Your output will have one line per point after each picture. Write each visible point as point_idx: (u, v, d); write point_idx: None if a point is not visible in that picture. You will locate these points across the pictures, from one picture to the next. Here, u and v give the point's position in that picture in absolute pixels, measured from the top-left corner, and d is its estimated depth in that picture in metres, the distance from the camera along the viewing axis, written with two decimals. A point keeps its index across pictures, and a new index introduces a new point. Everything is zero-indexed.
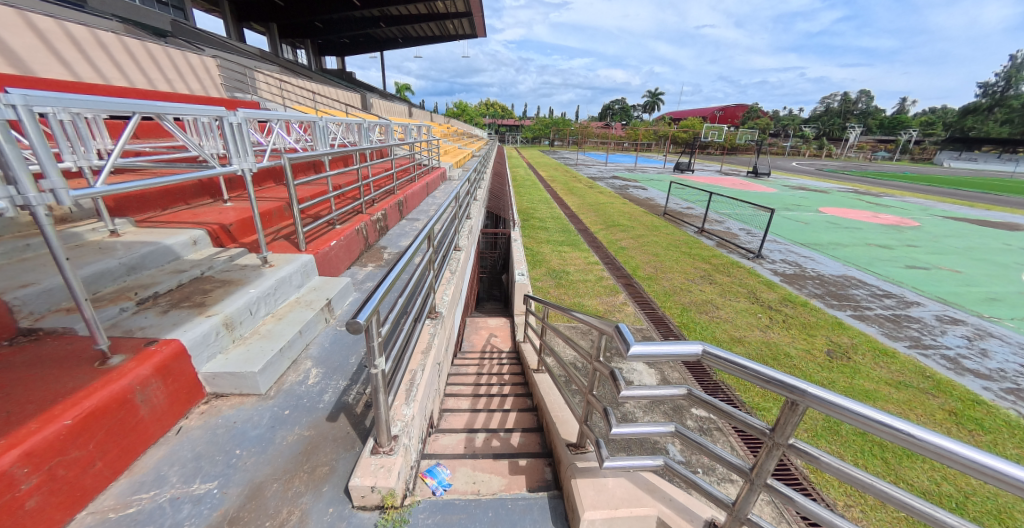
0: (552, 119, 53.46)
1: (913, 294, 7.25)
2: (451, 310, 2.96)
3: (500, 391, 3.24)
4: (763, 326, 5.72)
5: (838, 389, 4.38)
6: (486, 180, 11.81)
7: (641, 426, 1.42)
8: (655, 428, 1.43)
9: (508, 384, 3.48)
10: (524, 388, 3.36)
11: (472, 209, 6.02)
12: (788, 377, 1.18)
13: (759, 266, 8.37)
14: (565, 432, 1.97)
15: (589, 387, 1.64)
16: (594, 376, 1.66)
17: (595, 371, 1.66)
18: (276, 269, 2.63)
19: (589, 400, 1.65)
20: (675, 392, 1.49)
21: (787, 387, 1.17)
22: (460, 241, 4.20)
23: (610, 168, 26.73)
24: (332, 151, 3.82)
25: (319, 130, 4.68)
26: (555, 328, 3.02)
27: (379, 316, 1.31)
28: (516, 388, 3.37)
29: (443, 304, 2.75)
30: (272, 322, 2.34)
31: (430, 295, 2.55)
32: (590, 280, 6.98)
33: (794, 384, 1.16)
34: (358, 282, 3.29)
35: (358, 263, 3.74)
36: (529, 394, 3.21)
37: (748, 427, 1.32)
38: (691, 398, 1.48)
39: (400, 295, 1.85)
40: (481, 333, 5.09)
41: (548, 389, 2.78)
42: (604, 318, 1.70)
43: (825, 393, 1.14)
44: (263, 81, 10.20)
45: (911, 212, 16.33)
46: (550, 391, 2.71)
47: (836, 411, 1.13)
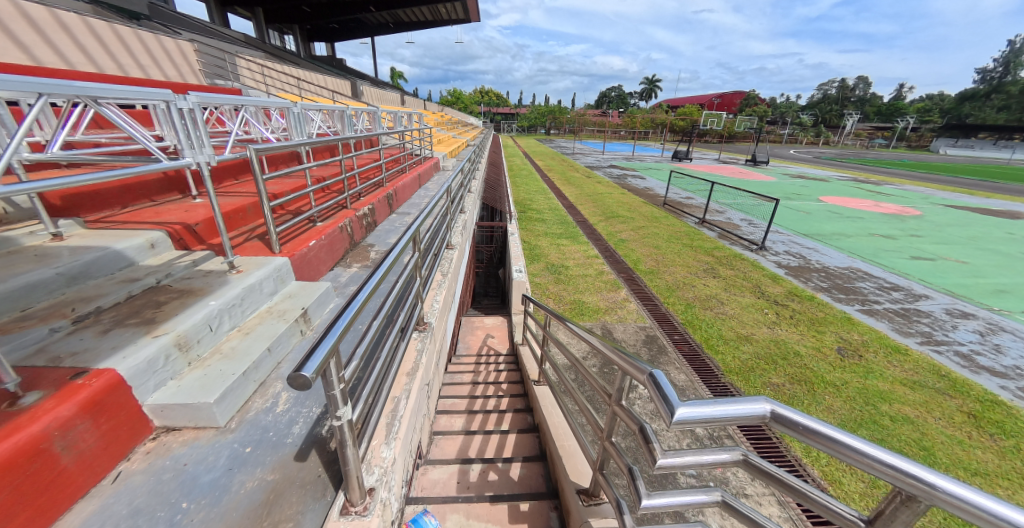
0: (548, 108, 52.86)
1: (921, 286, 7.08)
2: (443, 317, 2.70)
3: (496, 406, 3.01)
4: (769, 323, 5.50)
5: (851, 389, 4.18)
6: (482, 170, 11.47)
7: (679, 496, 1.18)
8: (693, 498, 1.20)
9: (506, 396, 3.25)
10: (524, 401, 3.13)
11: (467, 202, 5.71)
12: (903, 462, 0.91)
13: (762, 258, 8.15)
14: (580, 479, 1.77)
15: (608, 437, 1.48)
16: (614, 420, 1.47)
17: (615, 414, 1.48)
18: (244, 276, 2.35)
19: (607, 446, 1.48)
20: (726, 458, 1.15)
21: (903, 477, 0.89)
22: (454, 239, 3.91)
23: (607, 157, 26.34)
24: (314, 140, 3.51)
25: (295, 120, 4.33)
26: (559, 338, 2.77)
27: (341, 356, 1.05)
28: (514, 401, 3.14)
29: (433, 313, 2.48)
30: (237, 338, 2.06)
31: (417, 304, 2.28)
32: (590, 275, 6.74)
33: (913, 472, 0.89)
34: (341, 286, 3.00)
35: (342, 264, 3.45)
36: (529, 409, 2.97)
37: (832, 514, 1.05)
38: (746, 466, 1.16)
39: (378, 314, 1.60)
40: (477, 334, 4.84)
41: (552, 410, 2.52)
42: (627, 355, 1.47)
43: (958, 487, 0.86)
44: (245, 67, 9.74)
45: (912, 201, 16.19)
46: (554, 412, 2.46)
47: (981, 516, 0.85)
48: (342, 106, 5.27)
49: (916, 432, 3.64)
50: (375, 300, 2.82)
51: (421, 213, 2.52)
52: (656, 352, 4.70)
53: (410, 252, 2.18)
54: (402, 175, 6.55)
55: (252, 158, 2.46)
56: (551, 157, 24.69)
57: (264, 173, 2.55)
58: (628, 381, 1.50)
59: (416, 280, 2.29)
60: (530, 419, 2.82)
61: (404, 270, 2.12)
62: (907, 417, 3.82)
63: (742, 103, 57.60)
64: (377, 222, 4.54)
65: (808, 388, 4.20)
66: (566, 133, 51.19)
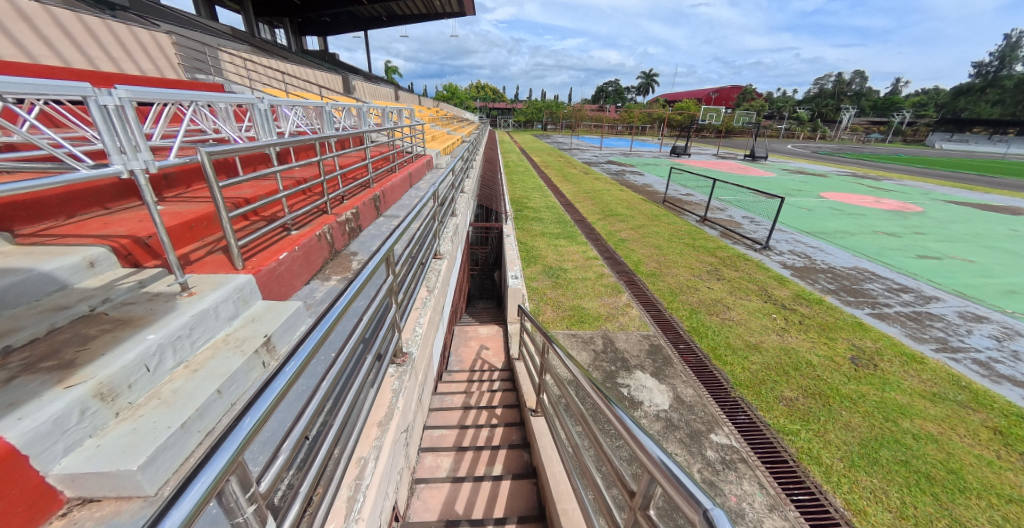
0: (545, 103, 52.34)
1: (931, 288, 6.84)
2: (428, 339, 2.41)
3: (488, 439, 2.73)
4: (778, 329, 5.24)
5: (869, 404, 3.93)
6: (478, 167, 11.12)
7: None
8: None
9: (500, 426, 2.97)
10: (519, 433, 2.90)
11: (459, 204, 5.39)
12: None
13: (766, 258, 7.90)
14: None
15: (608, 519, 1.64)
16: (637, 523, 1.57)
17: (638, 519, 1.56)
18: (196, 300, 2.03)
19: None
20: None
21: None
22: (443, 247, 3.58)
23: (605, 152, 26.02)
24: (287, 140, 3.18)
25: (262, 119, 3.95)
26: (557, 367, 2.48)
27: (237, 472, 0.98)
28: (509, 433, 2.89)
29: (414, 340, 2.17)
30: (183, 377, 1.75)
31: (394, 333, 1.96)
32: (589, 278, 6.44)
33: None
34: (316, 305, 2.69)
35: (319, 277, 3.14)
36: (528, 444, 2.73)
37: None
38: None
39: (323, 384, 1.52)
40: (470, 346, 4.54)
41: (551, 456, 2.40)
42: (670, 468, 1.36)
43: None
44: (228, 60, 9.34)
45: (913, 196, 15.97)
46: (554, 459, 2.35)
47: None
48: (323, 101, 4.91)
49: (942, 452, 3.38)
50: (351, 317, 2.52)
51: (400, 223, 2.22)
52: (661, 363, 4.41)
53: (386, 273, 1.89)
54: (391, 175, 6.20)
55: (201, 157, 2.12)
56: (548, 153, 24.32)
57: (219, 180, 2.21)
58: (655, 487, 1.49)
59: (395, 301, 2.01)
60: (525, 458, 2.63)
61: (376, 295, 1.83)
62: (930, 436, 3.55)
63: (739, 97, 57.29)
64: (361, 226, 4.22)
65: (823, 402, 3.94)
66: (562, 127, 50.76)
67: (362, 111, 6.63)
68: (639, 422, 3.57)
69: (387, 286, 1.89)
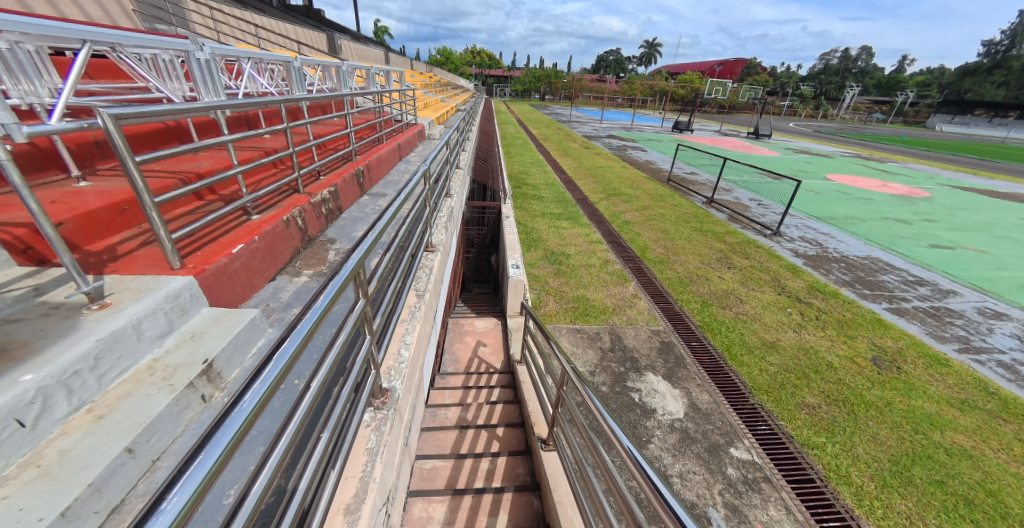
0: (544, 72, 50.21)
1: (947, 281, 6.53)
2: (418, 360, 1.95)
3: (488, 474, 2.29)
4: (795, 325, 4.92)
5: (896, 413, 3.63)
6: (474, 139, 10.42)
7: None
8: None
9: (503, 455, 2.43)
10: (524, 465, 2.39)
11: (454, 182, 4.85)
12: None
13: (777, 246, 7.53)
14: None
15: None
16: None
17: None
18: (110, 314, 1.55)
19: None
20: None
21: None
22: (435, 238, 3.06)
23: (605, 126, 25.09)
24: (242, 101, 2.56)
25: (203, 72, 3.27)
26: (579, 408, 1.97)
27: None
28: (514, 465, 2.37)
29: (399, 368, 1.69)
30: (82, 429, 1.27)
31: (372, 367, 1.48)
32: (593, 265, 6.01)
33: None
34: (280, 315, 2.20)
35: (287, 273, 2.63)
36: (535, 486, 2.25)
37: None
38: None
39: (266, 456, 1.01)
40: (466, 342, 4.13)
41: (570, 518, 1.90)
42: None
43: None
44: (194, 9, 8.33)
45: (918, 180, 15.60)
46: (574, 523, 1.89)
47: None
48: (293, 56, 4.22)
49: (977, 471, 3.11)
50: (328, 329, 2.06)
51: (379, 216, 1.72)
52: (673, 364, 4.06)
53: (360, 289, 1.41)
54: (378, 146, 5.56)
55: (104, 121, 1.56)
56: (547, 125, 23.30)
57: (132, 154, 1.65)
58: None
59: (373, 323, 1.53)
60: (535, 505, 2.14)
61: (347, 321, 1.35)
62: (964, 451, 3.27)
63: (744, 71, 55.49)
64: (341, 207, 3.71)
65: (847, 410, 3.63)
66: (562, 97, 48.96)
67: (344, 72, 5.91)
68: (653, 434, 3.23)
69: (363, 307, 1.41)
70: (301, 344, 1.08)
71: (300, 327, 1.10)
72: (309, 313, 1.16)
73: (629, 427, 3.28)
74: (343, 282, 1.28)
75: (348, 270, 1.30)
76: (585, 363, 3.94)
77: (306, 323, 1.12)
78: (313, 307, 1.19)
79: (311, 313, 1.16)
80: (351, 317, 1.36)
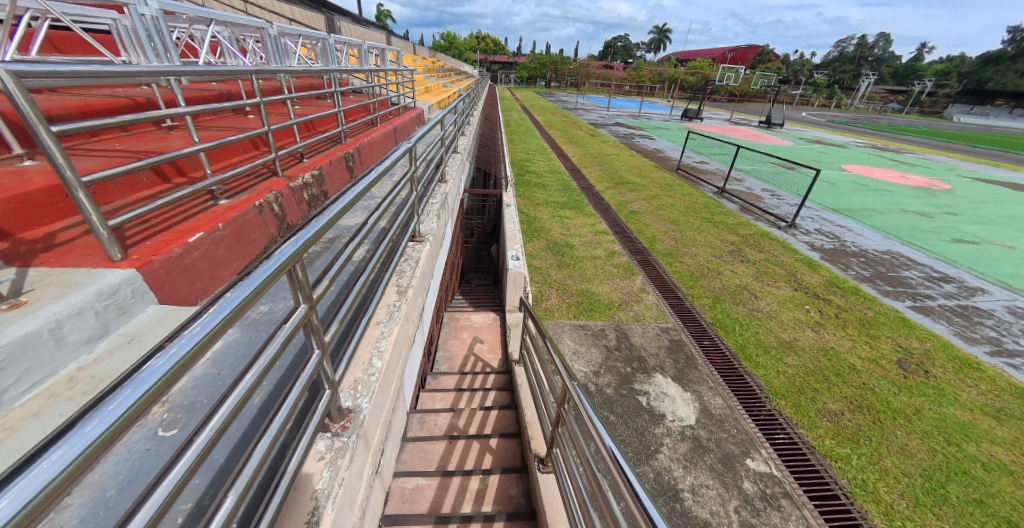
0: (551, 58, 49.12)
1: (973, 278, 6.15)
2: (396, 368, 1.68)
3: (477, 497, 2.03)
4: (813, 324, 4.61)
5: (927, 421, 3.32)
6: (477, 125, 10.05)
7: None
8: None
9: (496, 475, 2.17)
10: (518, 486, 2.14)
11: (450, 168, 4.54)
12: None
13: (791, 238, 7.17)
14: None
15: None
16: None
17: None
18: (21, 315, 1.30)
19: None
20: None
21: None
22: (424, 227, 2.76)
23: (612, 114, 24.42)
24: (203, 68, 2.25)
25: (145, 29, 3.14)
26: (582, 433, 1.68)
27: None
28: (507, 487, 2.11)
29: (366, 380, 1.41)
30: None
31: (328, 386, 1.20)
32: (599, 257, 5.71)
33: None
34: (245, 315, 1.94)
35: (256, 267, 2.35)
36: (530, 512, 2.00)
37: None
38: None
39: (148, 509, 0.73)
40: (462, 339, 3.87)
41: None
42: None
43: None
44: None
45: (938, 172, 15.01)
46: None
47: None
48: (268, 23, 3.91)
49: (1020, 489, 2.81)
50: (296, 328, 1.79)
51: (343, 193, 1.39)
52: (684, 365, 3.79)
53: (301, 292, 1.06)
54: (373, 129, 5.25)
55: (2, 80, 1.28)
56: (553, 112, 22.76)
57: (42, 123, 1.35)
58: None
59: (328, 331, 1.24)
60: None
61: (277, 334, 1.02)
62: (1003, 466, 2.97)
63: (756, 57, 53.84)
64: (325, 192, 3.46)
65: (872, 417, 3.34)
66: (568, 85, 47.92)
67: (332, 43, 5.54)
68: (662, 443, 2.98)
69: (305, 314, 1.07)
70: (172, 377, 0.69)
71: (172, 353, 0.68)
72: (188, 337, 0.71)
73: (636, 435, 3.02)
74: (267, 282, 0.89)
75: (278, 264, 0.92)
76: (588, 364, 3.66)
77: (189, 343, 0.70)
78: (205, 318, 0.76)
79: (193, 334, 0.72)
80: (286, 328, 1.03)
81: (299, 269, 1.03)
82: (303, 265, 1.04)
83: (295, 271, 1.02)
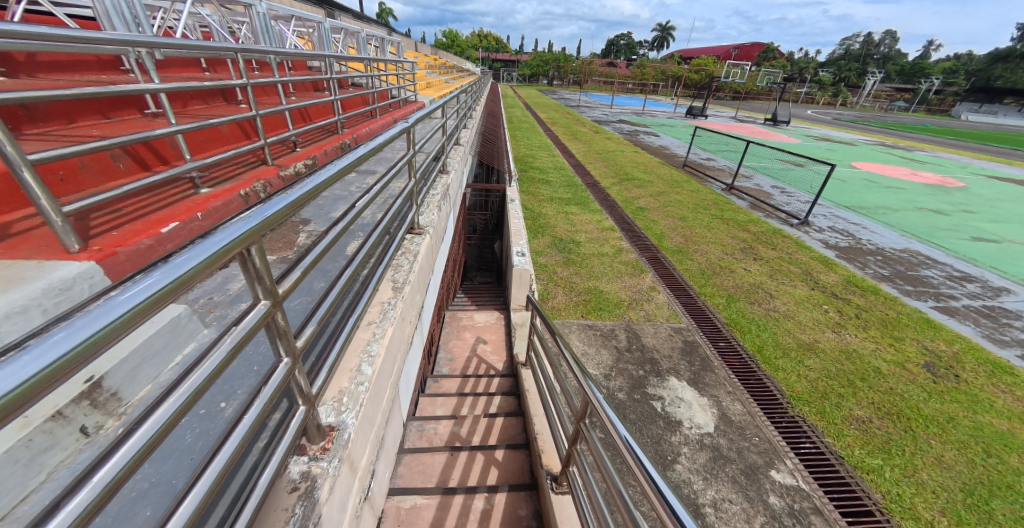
0: (553, 56, 48.80)
1: (997, 277, 5.90)
2: (388, 375, 1.47)
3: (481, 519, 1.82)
4: (833, 325, 4.39)
5: (962, 430, 3.09)
6: (480, 120, 9.84)
7: None
8: None
9: (502, 492, 1.97)
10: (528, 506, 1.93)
11: (451, 159, 4.33)
12: None
13: (805, 236, 6.94)
14: None
15: None
16: None
17: None
18: None
19: None
20: None
21: None
22: (424, 220, 2.55)
23: (616, 111, 24.14)
24: (182, 41, 2.03)
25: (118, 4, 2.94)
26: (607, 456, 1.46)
27: None
28: (516, 507, 1.91)
29: (350, 392, 1.20)
30: None
31: (301, 401, 0.99)
32: (606, 254, 5.49)
33: None
34: (223, 312, 1.75)
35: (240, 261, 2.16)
36: None
37: None
38: None
39: None
40: (464, 339, 3.67)
41: None
42: None
43: None
44: None
45: (950, 170, 14.70)
46: None
47: None
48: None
49: None
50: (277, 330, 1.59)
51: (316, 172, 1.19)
52: (699, 368, 3.58)
53: (259, 287, 0.86)
54: (371, 121, 5.05)
55: None
56: (557, 109, 22.50)
57: None
58: None
59: (300, 334, 1.04)
60: None
61: (225, 338, 0.81)
62: None
63: (761, 55, 53.36)
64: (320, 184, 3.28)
65: (903, 425, 3.11)
66: (572, 83, 47.45)
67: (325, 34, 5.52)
68: (680, 452, 2.77)
69: (266, 312, 0.87)
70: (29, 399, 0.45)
71: (38, 348, 0.44)
72: (69, 330, 0.49)
73: (652, 444, 2.81)
74: (201, 264, 0.68)
75: (219, 245, 0.71)
76: (597, 366, 3.46)
77: (69, 338, 0.47)
78: (100, 304, 0.54)
79: (80, 326, 0.50)
80: (234, 333, 0.82)
81: (254, 254, 0.83)
82: (260, 249, 0.84)
83: (246, 254, 0.82)
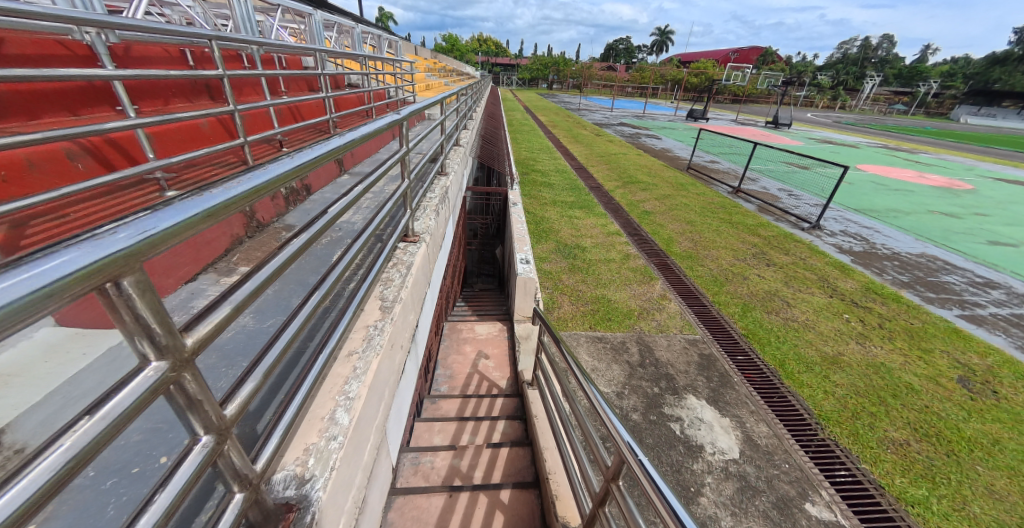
0: (553, 60, 48.83)
1: (1020, 283, 5.65)
2: (371, 423, 1.17)
3: None
4: (856, 335, 4.12)
5: (1010, 455, 2.82)
6: (480, 122, 9.62)
7: None
8: None
9: None
10: None
11: (450, 161, 4.08)
12: None
13: (817, 240, 6.70)
14: None
15: None
16: None
17: None
18: None
19: None
20: None
21: None
22: (419, 226, 2.29)
23: (617, 114, 23.98)
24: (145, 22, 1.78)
25: None
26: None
27: None
28: None
29: (318, 457, 0.93)
30: None
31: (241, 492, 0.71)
32: (613, 260, 5.24)
33: None
34: None
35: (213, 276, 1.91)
36: None
37: None
38: None
39: None
40: (465, 353, 3.41)
41: None
42: None
43: None
44: None
45: (956, 172, 14.51)
46: None
47: None
48: None
49: None
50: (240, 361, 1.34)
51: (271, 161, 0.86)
52: (718, 384, 3.31)
53: (150, 343, 0.51)
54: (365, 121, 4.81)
55: None
56: (557, 113, 22.35)
57: None
58: None
59: (235, 395, 0.71)
60: None
61: (65, 439, 0.43)
62: None
63: (761, 58, 53.52)
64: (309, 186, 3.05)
65: (946, 450, 2.83)
66: (571, 87, 47.34)
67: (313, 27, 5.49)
68: (704, 482, 2.50)
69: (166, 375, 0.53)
70: None
71: None
72: None
73: (672, 473, 2.54)
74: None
75: (34, 289, 0.33)
76: (609, 383, 3.18)
77: None
78: None
79: None
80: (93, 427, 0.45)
81: (133, 293, 0.47)
82: (141, 285, 0.48)
83: (118, 294, 0.46)
